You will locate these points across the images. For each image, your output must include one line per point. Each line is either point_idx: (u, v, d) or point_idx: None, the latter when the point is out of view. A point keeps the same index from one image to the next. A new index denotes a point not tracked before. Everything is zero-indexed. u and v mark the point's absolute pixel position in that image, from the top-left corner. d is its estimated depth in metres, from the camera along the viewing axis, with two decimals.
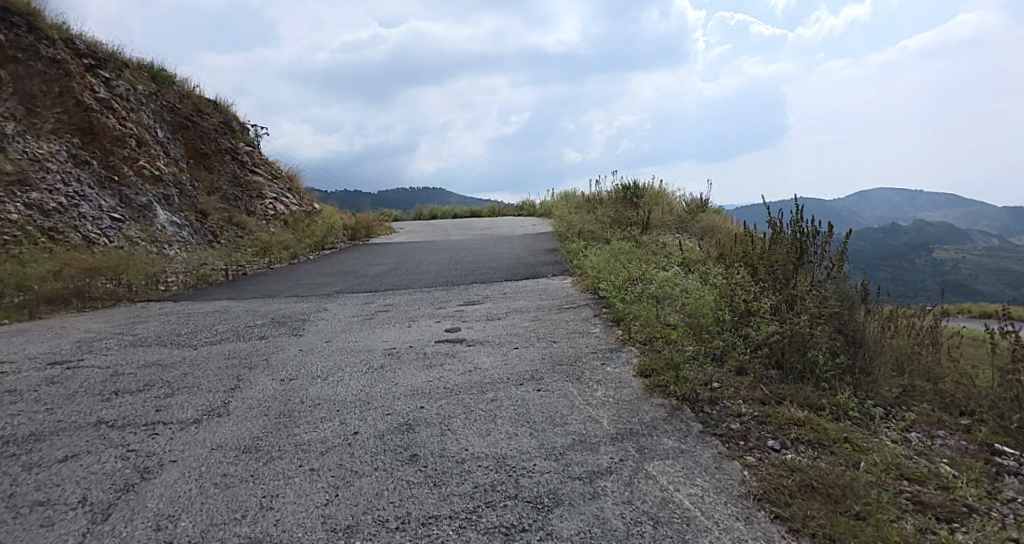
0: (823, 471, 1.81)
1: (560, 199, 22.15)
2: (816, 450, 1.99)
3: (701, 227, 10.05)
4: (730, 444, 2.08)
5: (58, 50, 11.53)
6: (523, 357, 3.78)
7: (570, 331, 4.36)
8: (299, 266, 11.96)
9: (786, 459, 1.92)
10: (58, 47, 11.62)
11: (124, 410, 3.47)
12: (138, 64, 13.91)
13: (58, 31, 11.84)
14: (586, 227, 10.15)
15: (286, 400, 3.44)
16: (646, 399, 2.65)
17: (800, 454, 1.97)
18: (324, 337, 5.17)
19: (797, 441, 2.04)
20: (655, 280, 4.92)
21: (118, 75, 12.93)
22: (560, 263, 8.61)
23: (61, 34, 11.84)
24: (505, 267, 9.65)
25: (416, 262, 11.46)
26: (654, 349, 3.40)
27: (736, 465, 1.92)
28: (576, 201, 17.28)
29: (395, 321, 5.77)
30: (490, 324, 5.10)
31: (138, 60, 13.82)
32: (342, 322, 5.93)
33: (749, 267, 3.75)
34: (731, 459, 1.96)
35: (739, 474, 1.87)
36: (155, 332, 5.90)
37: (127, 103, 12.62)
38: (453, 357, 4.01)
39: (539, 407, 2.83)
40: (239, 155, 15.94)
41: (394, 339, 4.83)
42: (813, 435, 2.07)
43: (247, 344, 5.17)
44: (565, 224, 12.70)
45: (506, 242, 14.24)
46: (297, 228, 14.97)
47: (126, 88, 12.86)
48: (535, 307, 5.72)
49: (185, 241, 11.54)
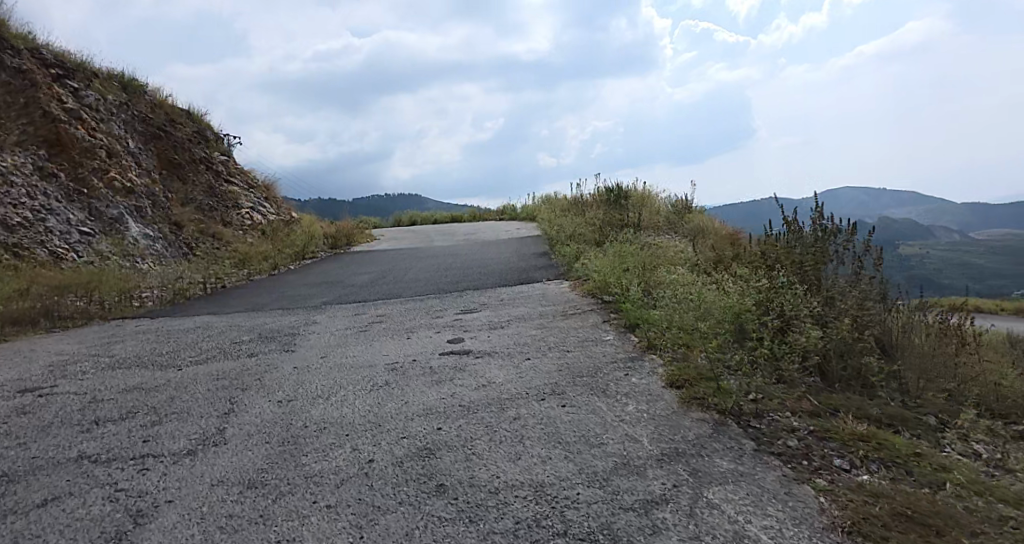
0: (912, 497, 1.64)
1: (542, 203, 22.05)
2: (892, 471, 1.81)
3: (691, 228, 9.98)
4: (794, 464, 1.88)
5: (22, 60, 11.05)
6: (538, 370, 3.57)
7: (583, 340, 4.16)
8: (281, 277, 11.59)
9: (864, 482, 1.74)
10: (23, 57, 11.15)
11: (107, 442, 3.18)
12: (107, 73, 13.44)
13: (23, 40, 11.36)
14: (577, 231, 9.99)
15: (287, 424, 3.19)
16: (685, 414, 2.46)
17: (875, 475, 1.79)
18: (319, 353, 4.90)
19: (868, 461, 1.87)
20: (666, 284, 4.75)
21: (87, 84, 12.46)
22: (554, 267, 8.44)
23: (25, 43, 11.35)
24: (497, 272, 9.45)
25: (404, 270, 11.17)
26: (679, 358, 3.22)
27: (809, 491, 1.72)
28: (560, 205, 17.14)
29: (392, 333, 5.51)
30: (495, 334, 4.87)
31: (107, 69, 13.35)
32: (335, 336, 5.66)
33: (768, 263, 3.58)
34: (801, 484, 1.77)
35: (816, 502, 1.67)
36: (134, 352, 5.55)
37: (96, 113, 12.14)
38: (462, 371, 3.78)
39: (569, 425, 2.64)
40: (214, 165, 15.47)
41: (394, 353, 4.58)
42: (884, 453, 1.90)
43: (236, 363, 4.87)
44: (554, 227, 12.52)
45: (492, 247, 14.01)
46: (276, 237, 14.56)
47: (96, 98, 12.37)
48: (537, 314, 5.51)
49: (160, 254, 11.09)
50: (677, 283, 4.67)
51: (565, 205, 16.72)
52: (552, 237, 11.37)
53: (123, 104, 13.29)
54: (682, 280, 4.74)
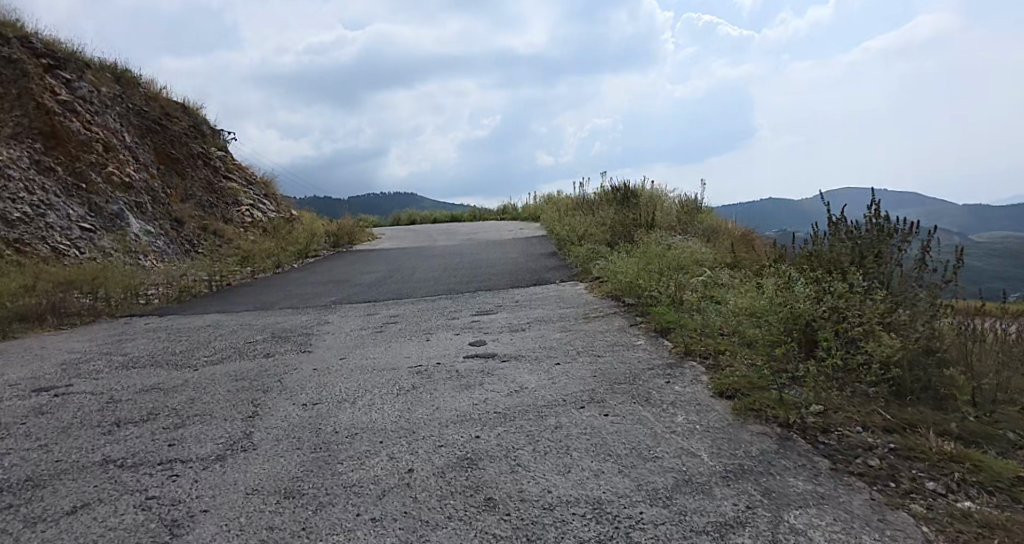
0: None
1: (545, 202, 21.91)
2: (996, 497, 1.75)
3: (702, 229, 9.87)
4: (882, 488, 1.83)
5: (13, 50, 10.85)
6: (572, 376, 3.48)
7: (614, 344, 4.09)
8: (288, 275, 11.48)
9: (969, 510, 1.68)
10: (13, 46, 10.94)
11: (132, 445, 3.08)
12: (100, 65, 13.24)
13: (12, 29, 11.14)
14: (588, 232, 9.85)
15: (316, 429, 3.09)
16: (742, 427, 2.42)
17: (978, 502, 1.74)
18: (337, 354, 4.80)
19: (967, 485, 1.81)
20: (698, 289, 4.67)
21: (80, 76, 12.28)
22: (568, 268, 8.33)
23: (15, 32, 11.14)
24: (507, 272, 9.33)
25: (411, 269, 11.04)
26: (721, 367, 3.17)
27: (908, 518, 1.68)
28: (565, 204, 16.98)
29: (410, 333, 5.40)
30: (517, 335, 4.76)
31: (99, 60, 13.14)
32: (350, 336, 5.55)
33: (810, 268, 3.54)
34: (896, 510, 1.72)
35: (920, 531, 1.62)
36: (146, 350, 5.45)
37: (90, 105, 11.98)
38: (492, 375, 3.68)
39: (616, 436, 2.56)
40: (212, 160, 15.32)
41: (417, 354, 4.47)
42: (983, 477, 1.84)
43: (253, 364, 4.77)
44: (561, 227, 12.37)
45: (498, 246, 13.85)
46: (278, 234, 14.44)
47: (89, 90, 12.22)
48: (558, 316, 5.40)
49: (161, 251, 10.98)
50: (712, 291, 4.61)
51: (570, 204, 16.55)
52: (560, 237, 11.22)
53: (117, 95, 13.14)
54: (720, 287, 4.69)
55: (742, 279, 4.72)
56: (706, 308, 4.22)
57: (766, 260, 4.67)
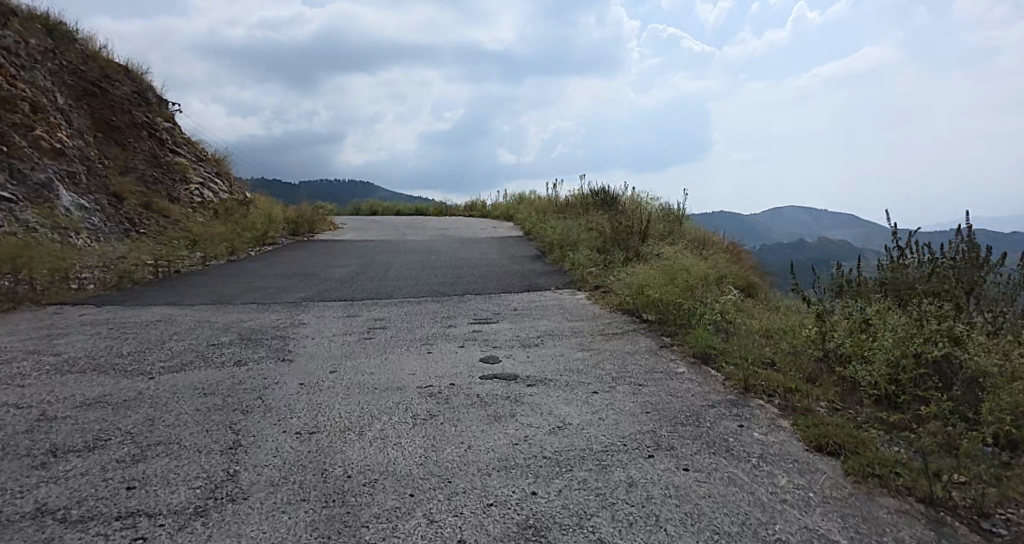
0: None
1: (517, 202, 21.44)
2: None
3: (693, 240, 9.60)
4: None
5: None
6: (619, 411, 2.99)
7: (651, 370, 3.63)
8: (245, 264, 10.55)
9: None
10: None
11: (76, 488, 2.41)
12: (30, 15, 11.90)
13: None
14: (576, 238, 9.39)
15: (321, 472, 2.51)
16: (873, 500, 1.96)
17: None
18: (325, 366, 4.18)
19: None
20: (737, 317, 4.28)
21: (5, 25, 10.96)
22: (560, 275, 7.86)
23: None
24: (492, 274, 8.79)
25: (385, 265, 10.33)
26: (800, 411, 2.74)
27: None
28: (541, 206, 16.53)
29: (405, 343, 4.80)
30: (532, 353, 4.24)
31: (28, 10, 11.81)
32: (334, 344, 4.89)
33: (884, 298, 3.19)
34: None
35: None
36: (84, 350, 4.63)
37: (17, 58, 10.69)
38: (522, 405, 3.17)
39: (712, 503, 2.07)
40: (158, 131, 14.10)
41: (422, 371, 3.90)
42: None
43: (222, 373, 4.08)
44: (542, 230, 11.87)
45: (474, 245, 13.26)
46: (232, 217, 13.38)
47: (16, 41, 10.93)
48: (572, 331, 4.89)
49: (96, 228, 9.88)
50: (752, 320, 4.23)
51: (546, 205, 16.10)
52: (543, 240, 10.73)
53: (49, 51, 11.85)
54: (762, 318, 4.30)
55: (790, 308, 4.35)
56: (751, 339, 3.82)
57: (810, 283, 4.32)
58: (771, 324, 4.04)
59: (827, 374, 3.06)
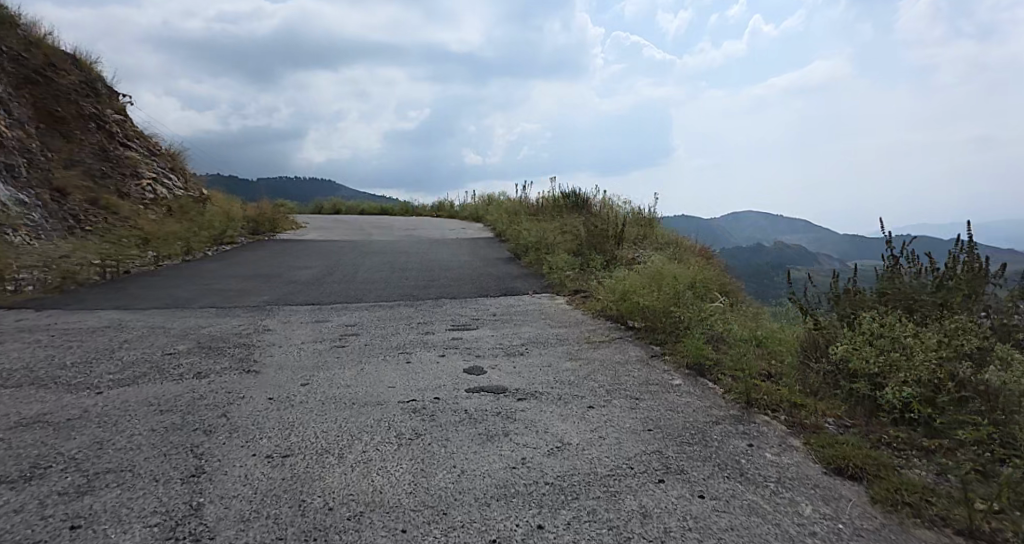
0: None
1: (485, 203, 21.24)
2: None
3: (665, 245, 9.59)
4: None
5: None
6: (620, 428, 2.81)
7: (646, 382, 3.47)
8: (201, 264, 10.01)
9: None
10: None
11: (9, 529, 2.09)
12: None
13: None
14: (551, 240, 9.23)
15: (299, 505, 2.25)
16: (909, 533, 1.82)
17: None
18: (296, 379, 3.90)
19: None
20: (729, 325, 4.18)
21: None
22: (536, 279, 7.69)
23: None
24: (465, 277, 8.56)
25: (353, 267, 9.96)
26: (810, 428, 2.60)
27: None
28: (511, 207, 16.37)
29: (381, 352, 4.54)
30: (518, 364, 4.04)
31: None
32: (304, 353, 4.58)
33: (886, 309, 3.10)
34: None
35: None
36: (20, 361, 4.19)
37: None
38: (514, 422, 2.96)
39: (736, 537, 1.90)
40: (107, 123, 13.31)
41: (402, 384, 3.66)
42: None
43: (180, 387, 3.74)
44: (513, 231, 11.68)
45: (443, 247, 12.97)
46: (187, 215, 12.74)
47: None
48: (557, 339, 4.71)
49: (36, 226, 9.20)
50: (745, 329, 4.13)
51: (516, 207, 15.94)
52: (515, 242, 10.54)
53: None
54: (753, 326, 4.21)
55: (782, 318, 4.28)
56: (746, 348, 3.70)
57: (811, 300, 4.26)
58: (765, 333, 3.95)
59: (832, 387, 2.94)
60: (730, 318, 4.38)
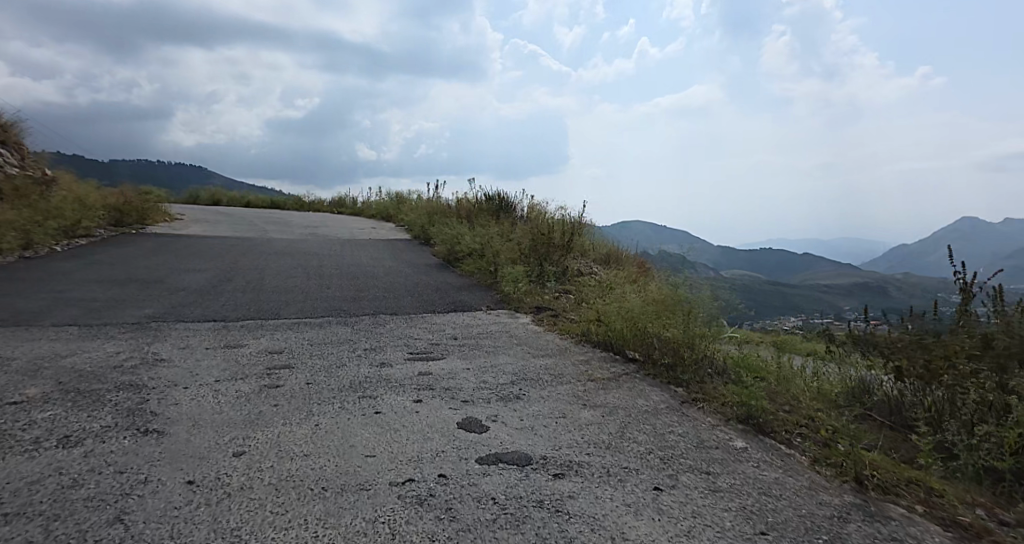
0: None
1: (394, 201, 19.99)
2: None
3: (605, 260, 9.23)
4: None
5: None
6: (723, 532, 2.04)
7: (702, 446, 2.75)
8: (49, 263, 8.02)
9: None
10: None
11: None
12: None
13: None
14: (492, 247, 8.43)
15: None
16: None
17: None
18: (223, 445, 2.81)
19: None
20: (765, 368, 3.64)
21: None
22: (482, 295, 6.90)
23: None
24: (397, 288, 7.54)
25: (256, 271, 8.52)
26: (976, 530, 1.95)
27: None
28: (427, 207, 15.38)
29: (334, 398, 3.50)
30: (525, 414, 3.22)
31: None
32: (224, 400, 3.42)
33: (995, 361, 2.60)
34: None
35: None
36: None
37: None
38: (572, 521, 2.14)
39: None
40: None
41: (385, 453, 2.72)
42: None
43: (38, 467, 2.49)
44: (442, 235, 10.70)
45: (360, 248, 11.69)
46: (29, 201, 10.37)
47: None
48: (552, 377, 3.92)
49: None
50: (784, 370, 3.61)
51: (433, 207, 14.99)
52: (448, 247, 9.57)
53: None
54: (782, 365, 3.69)
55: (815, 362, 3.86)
56: (801, 398, 3.13)
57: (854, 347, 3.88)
58: (809, 378, 3.45)
59: (951, 455, 2.38)
60: (751, 359, 3.87)
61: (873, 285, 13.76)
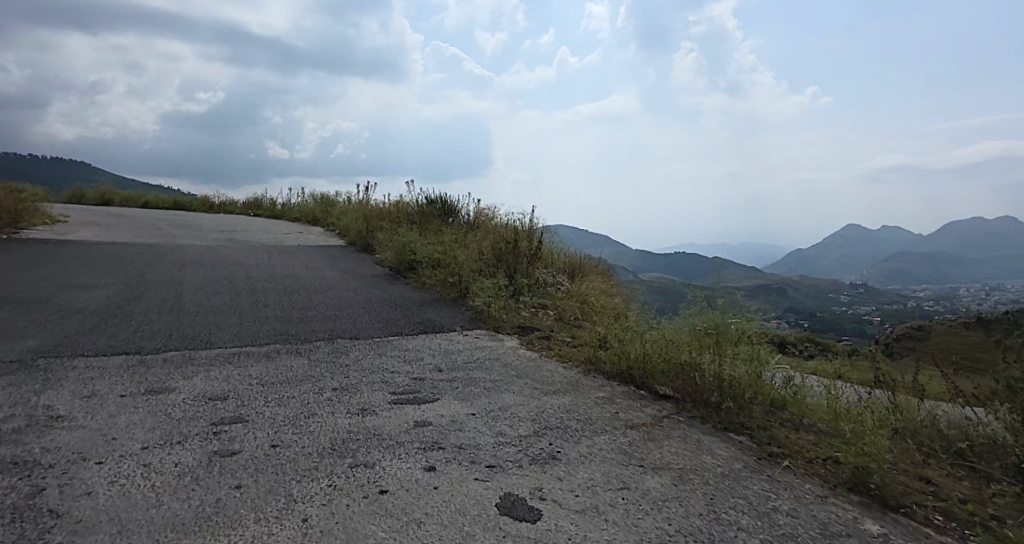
0: None
1: (317, 203, 18.61)
2: None
3: (565, 270, 8.77)
4: None
5: None
6: None
7: (828, 533, 2.10)
8: None
9: None
10: None
11: None
12: None
13: None
14: (452, 257, 7.69)
15: None
16: None
17: None
18: None
19: None
20: (833, 409, 3.14)
21: None
22: (449, 312, 6.15)
23: None
24: (348, 304, 6.59)
25: (171, 286, 7.21)
26: None
27: None
28: (360, 210, 14.33)
29: (317, 470, 2.62)
30: (580, 488, 2.50)
31: None
32: (160, 484, 2.45)
33: None
34: None
35: None
36: None
37: None
38: None
39: None
40: None
41: None
42: None
43: None
44: (386, 242, 9.80)
45: (290, 256, 10.43)
46: None
47: None
48: (582, 425, 3.23)
49: None
50: (856, 411, 3.12)
51: (366, 210, 13.97)
52: (397, 253, 8.66)
53: None
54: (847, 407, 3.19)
55: (872, 400, 3.42)
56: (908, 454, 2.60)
57: (911, 379, 3.47)
58: (893, 424, 2.98)
59: None
60: (807, 398, 3.36)
61: (800, 293, 14.34)
